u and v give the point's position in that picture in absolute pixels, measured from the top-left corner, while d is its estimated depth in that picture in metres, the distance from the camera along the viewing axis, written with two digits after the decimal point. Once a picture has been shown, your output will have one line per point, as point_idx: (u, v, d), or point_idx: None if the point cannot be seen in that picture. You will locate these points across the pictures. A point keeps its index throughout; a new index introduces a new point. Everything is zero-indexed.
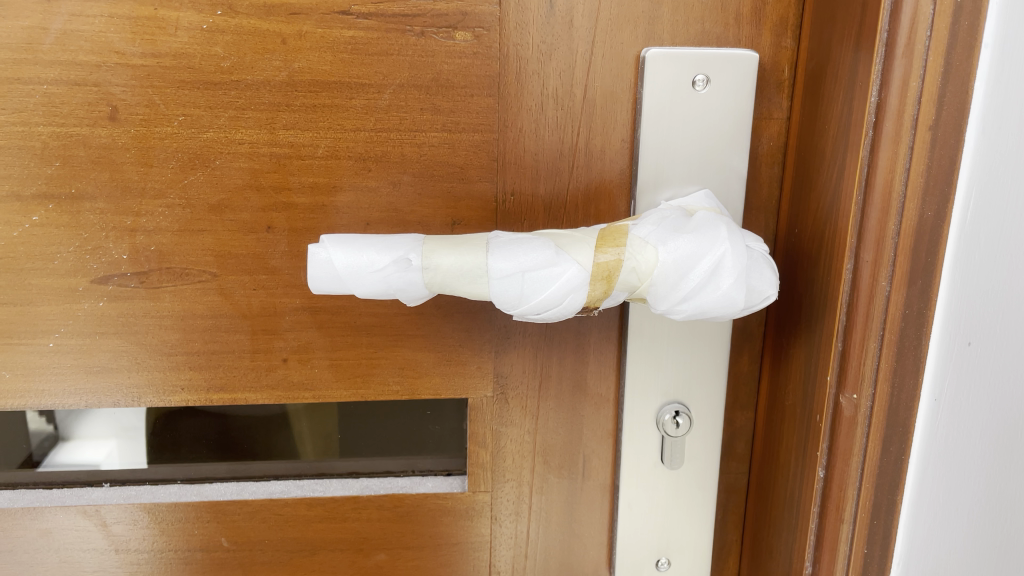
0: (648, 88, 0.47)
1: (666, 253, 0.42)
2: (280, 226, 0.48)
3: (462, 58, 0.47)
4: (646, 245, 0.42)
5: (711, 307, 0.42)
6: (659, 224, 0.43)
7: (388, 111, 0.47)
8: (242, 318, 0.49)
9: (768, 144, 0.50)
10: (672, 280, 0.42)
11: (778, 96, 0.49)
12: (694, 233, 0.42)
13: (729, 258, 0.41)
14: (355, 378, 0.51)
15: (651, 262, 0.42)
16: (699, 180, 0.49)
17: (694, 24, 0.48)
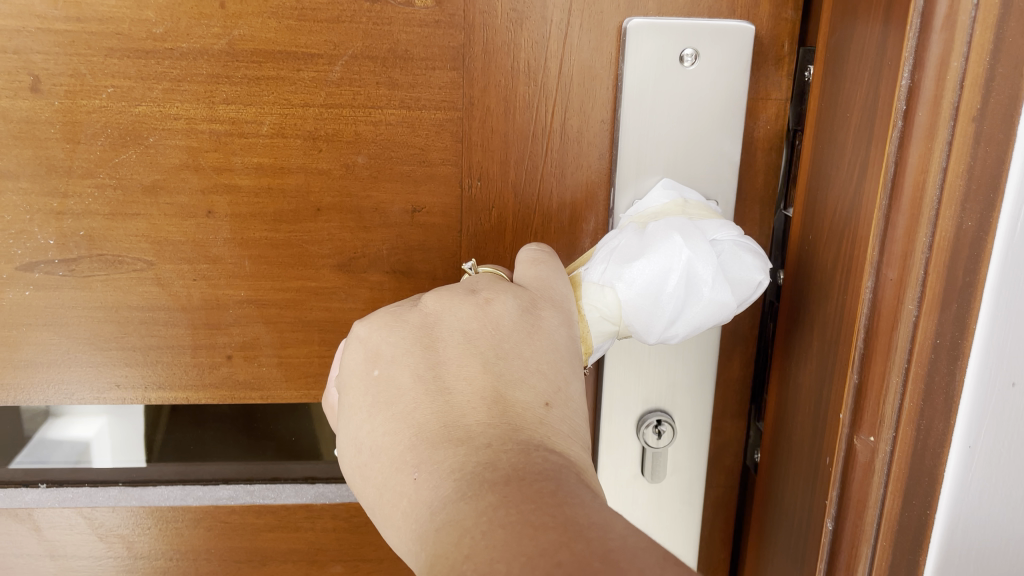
0: (629, 63, 0.42)
1: (624, 288, 0.37)
2: (221, 210, 0.44)
3: (422, 27, 0.42)
4: (603, 289, 0.38)
5: (701, 320, 0.37)
6: (609, 259, 0.38)
7: (340, 85, 0.42)
8: (181, 312, 0.45)
9: (765, 127, 0.45)
10: (642, 312, 0.37)
11: (777, 74, 0.44)
12: (644, 251, 0.37)
13: (697, 264, 0.36)
14: (306, 377, 0.47)
15: (616, 303, 0.38)
16: (684, 168, 0.44)
17: None
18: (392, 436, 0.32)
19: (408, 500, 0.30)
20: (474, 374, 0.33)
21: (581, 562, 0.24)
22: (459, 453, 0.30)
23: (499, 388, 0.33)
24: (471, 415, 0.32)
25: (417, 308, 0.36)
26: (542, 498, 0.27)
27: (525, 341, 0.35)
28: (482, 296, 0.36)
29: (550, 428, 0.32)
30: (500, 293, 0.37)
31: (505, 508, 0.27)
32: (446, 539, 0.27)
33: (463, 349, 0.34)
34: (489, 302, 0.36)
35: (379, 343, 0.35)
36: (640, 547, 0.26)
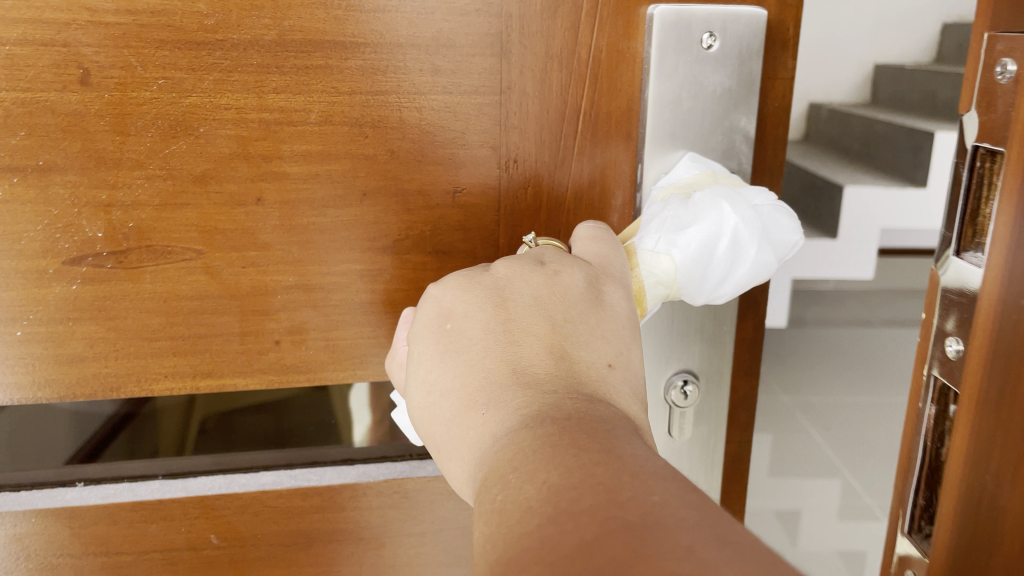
0: (656, 47, 0.46)
1: (679, 255, 0.40)
2: (270, 197, 0.45)
3: (463, 15, 0.44)
4: (658, 255, 0.41)
5: (746, 279, 0.41)
6: (660, 226, 0.41)
7: (385, 72, 0.44)
8: (229, 299, 0.46)
9: (774, 104, 0.49)
10: (693, 277, 0.41)
11: (783, 55, 0.48)
12: (694, 218, 0.40)
13: (743, 229, 0.40)
14: (352, 359, 0.48)
15: (672, 268, 0.41)
16: (705, 141, 0.48)
17: None
18: (457, 384, 0.35)
19: (474, 440, 0.33)
20: (539, 335, 0.36)
21: (609, 502, 0.25)
22: (520, 400, 0.33)
23: (566, 350, 0.35)
24: (535, 371, 0.34)
25: (489, 273, 0.39)
26: (590, 442, 0.29)
27: (589, 311, 0.37)
28: (550, 269, 0.39)
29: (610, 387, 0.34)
30: (567, 264, 0.39)
31: (557, 446, 0.29)
32: (502, 460, 0.30)
33: (529, 313, 0.36)
34: (558, 272, 0.38)
35: (452, 302, 0.38)
36: (674, 495, 0.26)
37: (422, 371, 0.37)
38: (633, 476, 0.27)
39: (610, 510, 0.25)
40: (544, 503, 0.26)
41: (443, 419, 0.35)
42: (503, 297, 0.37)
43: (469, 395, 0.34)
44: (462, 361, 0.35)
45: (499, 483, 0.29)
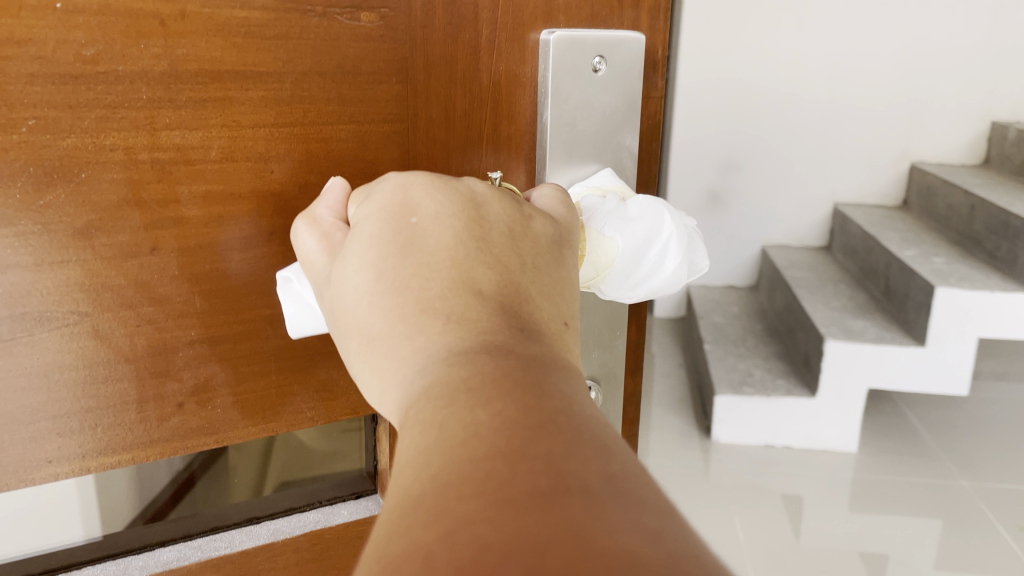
0: (553, 71, 0.47)
1: (624, 242, 0.42)
2: (168, 245, 0.40)
3: (368, 42, 0.42)
4: (605, 237, 0.42)
5: (659, 288, 0.44)
6: (610, 210, 0.43)
7: (290, 102, 0.41)
8: (124, 363, 0.40)
9: (647, 123, 0.52)
10: (627, 267, 0.43)
11: (654, 77, 0.52)
12: (640, 212, 0.43)
13: (676, 241, 0.43)
14: (264, 412, 0.45)
15: (612, 253, 0.43)
16: (596, 160, 0.50)
17: (584, 6, 0.48)
18: (403, 280, 0.33)
19: (421, 338, 0.32)
20: (503, 265, 0.35)
21: (568, 452, 0.24)
22: (479, 322, 0.31)
23: (526, 289, 0.35)
24: (496, 297, 0.33)
25: (463, 186, 0.37)
26: (552, 391, 0.28)
27: (548, 258, 0.37)
28: (525, 209, 0.38)
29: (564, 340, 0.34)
30: (537, 215, 0.39)
31: (520, 382, 0.27)
32: (458, 371, 0.29)
33: (498, 242, 0.36)
34: (530, 217, 0.38)
35: (422, 205, 0.36)
36: (629, 466, 0.25)
37: (367, 250, 0.35)
38: (592, 434, 0.26)
39: (566, 465, 0.23)
40: (499, 430, 0.25)
41: (379, 307, 0.34)
42: (479, 212, 0.36)
43: (419, 296, 0.33)
44: (417, 261, 0.34)
45: (447, 397, 0.27)
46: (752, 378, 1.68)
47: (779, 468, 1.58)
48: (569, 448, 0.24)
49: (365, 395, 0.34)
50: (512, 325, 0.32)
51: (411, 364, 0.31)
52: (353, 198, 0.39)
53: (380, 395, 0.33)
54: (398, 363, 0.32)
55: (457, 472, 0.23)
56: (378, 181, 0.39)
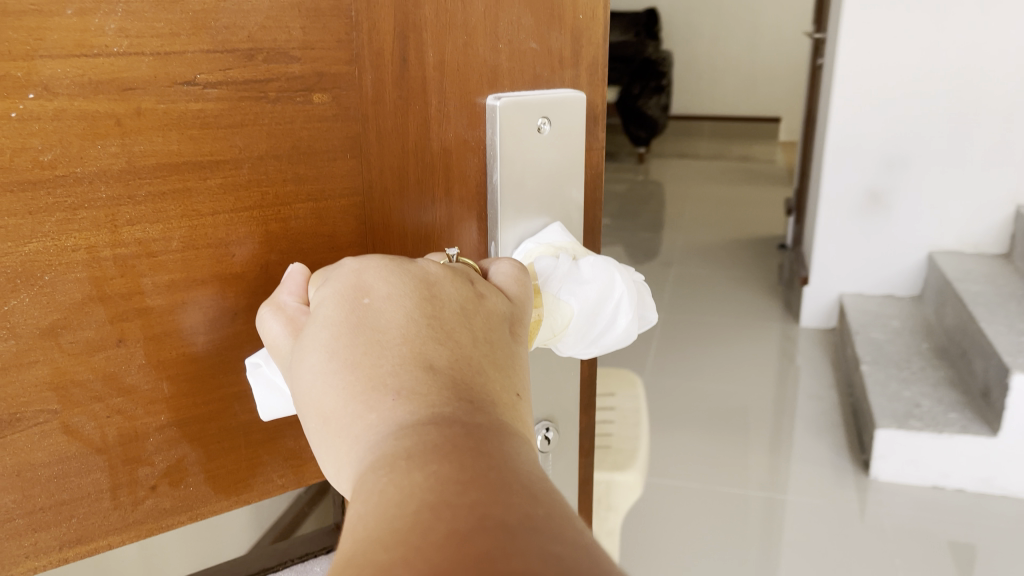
0: (502, 135, 0.49)
1: (577, 304, 0.46)
2: (134, 336, 0.40)
3: (321, 122, 0.43)
4: (560, 301, 0.46)
5: (611, 341, 0.48)
6: (563, 274, 0.46)
7: (248, 186, 0.42)
8: (96, 453, 0.41)
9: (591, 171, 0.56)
10: (581, 327, 0.47)
11: (596, 129, 0.56)
12: (593, 275, 0.46)
13: (626, 298, 0.47)
14: (234, 484, 0.46)
15: (568, 315, 0.46)
16: (544, 214, 0.53)
17: (528, 69, 0.50)
18: (355, 357, 0.33)
19: (375, 416, 0.32)
20: (456, 340, 0.35)
21: (500, 509, 0.25)
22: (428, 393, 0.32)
23: (482, 366, 0.35)
24: (450, 372, 0.33)
25: (417, 266, 0.38)
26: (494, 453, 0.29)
27: (503, 331, 0.38)
28: (476, 288, 0.39)
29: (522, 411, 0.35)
30: (492, 292, 0.40)
31: (461, 449, 0.29)
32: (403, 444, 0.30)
33: (451, 316, 0.36)
34: (484, 296, 0.39)
35: (374, 283, 0.36)
36: (566, 520, 0.26)
37: (319, 329, 0.35)
38: (529, 491, 0.27)
39: (501, 521, 0.25)
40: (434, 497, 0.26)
41: (333, 388, 0.33)
42: (432, 292, 0.37)
43: (373, 372, 0.33)
44: (370, 340, 0.34)
45: (388, 468, 0.29)
46: (922, 413, 1.91)
47: (947, 511, 1.77)
48: (504, 507, 0.26)
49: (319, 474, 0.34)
50: (464, 400, 0.32)
51: (364, 444, 0.31)
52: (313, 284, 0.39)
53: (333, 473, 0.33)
54: (351, 441, 0.32)
55: (396, 538, 0.25)
56: (335, 264, 0.39)
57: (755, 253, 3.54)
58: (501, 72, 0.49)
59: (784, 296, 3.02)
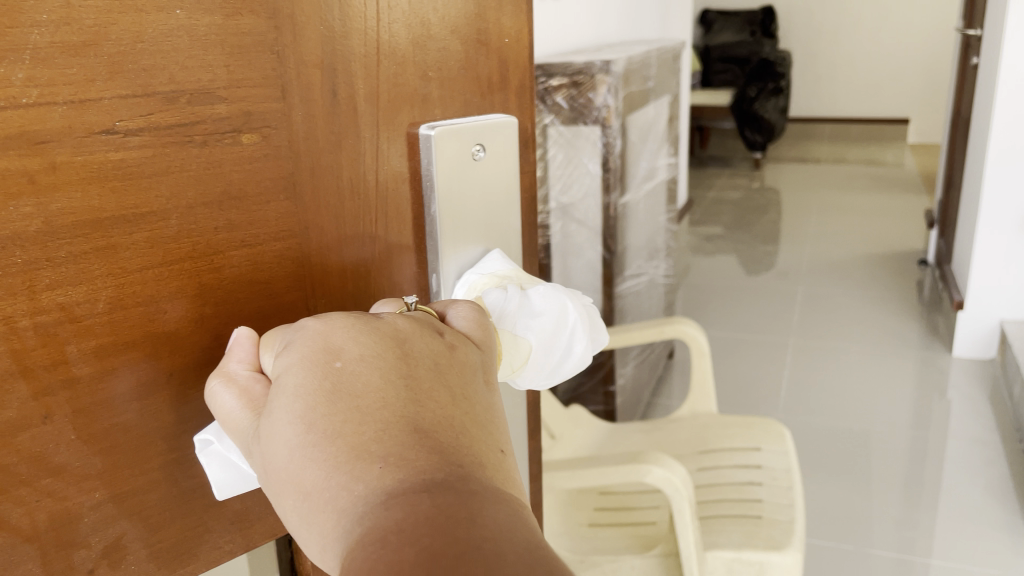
0: (438, 165, 0.48)
1: (532, 335, 0.46)
2: (61, 412, 0.37)
3: (251, 163, 0.41)
4: (515, 335, 0.45)
5: (573, 366, 0.48)
6: (513, 308, 0.46)
7: (179, 237, 0.39)
8: (26, 543, 0.37)
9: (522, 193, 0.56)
10: (542, 356, 0.46)
11: (526, 153, 0.56)
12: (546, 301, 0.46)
13: (578, 320, 0.47)
14: (178, 559, 0.43)
15: (527, 349, 0.46)
16: (483, 241, 0.53)
17: (457, 96, 0.50)
18: (332, 425, 0.34)
19: (359, 486, 0.32)
20: (431, 400, 0.36)
21: None
22: (407, 457, 0.33)
23: (462, 423, 0.36)
24: (433, 435, 0.35)
25: (384, 322, 0.39)
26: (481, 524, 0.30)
27: (473, 382, 0.39)
28: (447, 339, 0.40)
29: (500, 465, 0.36)
30: (459, 339, 0.41)
31: (449, 522, 0.30)
32: (388, 518, 0.31)
33: (423, 374, 0.37)
34: (452, 347, 0.40)
35: (343, 342, 0.37)
36: None
37: (290, 396, 0.36)
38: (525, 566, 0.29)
39: None
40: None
41: (310, 460, 0.34)
42: (406, 353, 0.38)
43: (353, 442, 0.33)
44: (346, 408, 0.35)
45: (378, 546, 0.30)
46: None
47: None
48: None
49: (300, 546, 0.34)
50: (450, 463, 0.33)
51: (353, 512, 0.32)
52: (269, 347, 0.39)
53: (311, 541, 0.34)
54: (334, 514, 0.33)
55: None
56: (295, 325, 0.39)
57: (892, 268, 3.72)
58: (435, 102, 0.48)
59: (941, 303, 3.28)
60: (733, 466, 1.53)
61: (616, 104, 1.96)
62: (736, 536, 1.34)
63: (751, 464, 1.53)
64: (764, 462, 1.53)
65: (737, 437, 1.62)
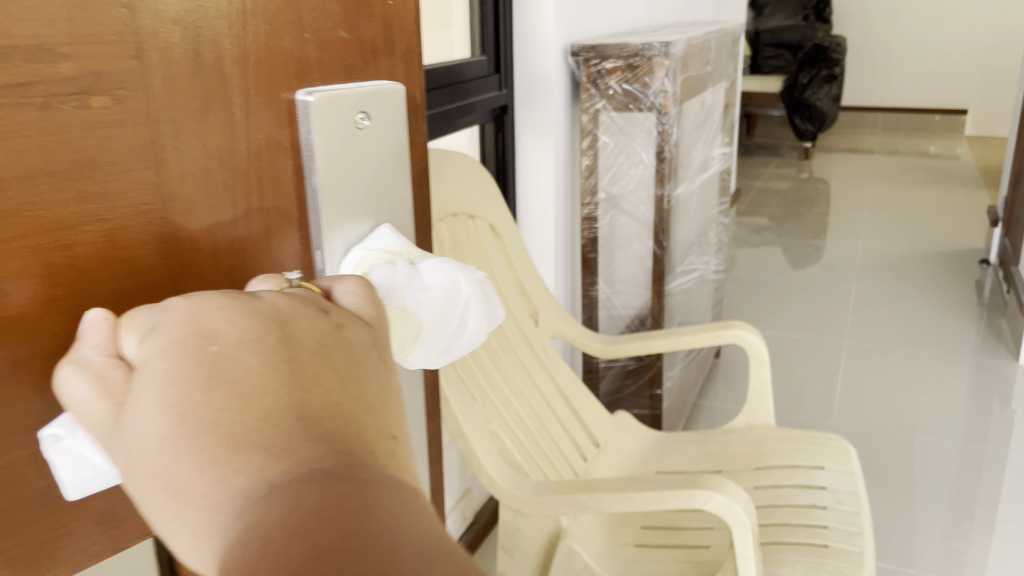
0: (320, 120, 0.69)
1: (423, 314, 0.73)
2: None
3: (103, 124, 0.52)
4: (412, 313, 0.72)
5: (452, 335, 0.77)
6: (412, 292, 0.73)
7: (19, 211, 0.49)
8: None
9: (369, 167, 0.77)
10: (429, 327, 0.74)
11: (380, 131, 0.78)
12: (433, 278, 0.75)
13: (452, 301, 0.75)
14: (43, 557, 0.55)
15: (418, 326, 0.72)
16: (353, 206, 0.76)
17: (330, 77, 0.71)
18: (211, 416, 0.43)
19: (241, 476, 0.42)
20: (304, 381, 0.47)
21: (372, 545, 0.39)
22: (277, 444, 0.43)
23: (347, 406, 0.48)
24: (321, 424, 0.45)
25: (259, 302, 0.50)
26: (354, 492, 0.42)
27: (351, 355, 0.52)
28: (331, 318, 0.53)
29: (394, 444, 0.49)
30: (346, 318, 0.54)
31: (336, 495, 0.41)
32: (263, 508, 0.40)
33: (301, 354, 0.48)
34: (337, 323, 0.53)
35: (211, 329, 0.46)
36: (424, 545, 0.41)
37: (159, 387, 0.44)
38: (402, 533, 0.41)
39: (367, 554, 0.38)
40: (318, 543, 0.38)
41: (184, 453, 0.42)
42: (290, 342, 0.48)
43: (235, 434, 0.43)
44: (222, 396, 0.44)
45: (257, 524, 0.40)
46: None
47: None
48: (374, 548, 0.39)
49: (173, 531, 0.43)
50: (338, 454, 0.44)
51: (242, 496, 0.41)
52: (133, 331, 0.48)
53: (188, 529, 0.43)
54: (212, 508, 0.42)
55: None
56: (159, 312, 0.48)
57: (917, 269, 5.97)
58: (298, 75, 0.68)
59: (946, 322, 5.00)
60: (802, 486, 2.23)
61: (669, 90, 2.81)
62: (802, 568, 1.92)
63: (813, 464, 2.32)
64: (829, 483, 2.23)
65: (801, 456, 2.36)
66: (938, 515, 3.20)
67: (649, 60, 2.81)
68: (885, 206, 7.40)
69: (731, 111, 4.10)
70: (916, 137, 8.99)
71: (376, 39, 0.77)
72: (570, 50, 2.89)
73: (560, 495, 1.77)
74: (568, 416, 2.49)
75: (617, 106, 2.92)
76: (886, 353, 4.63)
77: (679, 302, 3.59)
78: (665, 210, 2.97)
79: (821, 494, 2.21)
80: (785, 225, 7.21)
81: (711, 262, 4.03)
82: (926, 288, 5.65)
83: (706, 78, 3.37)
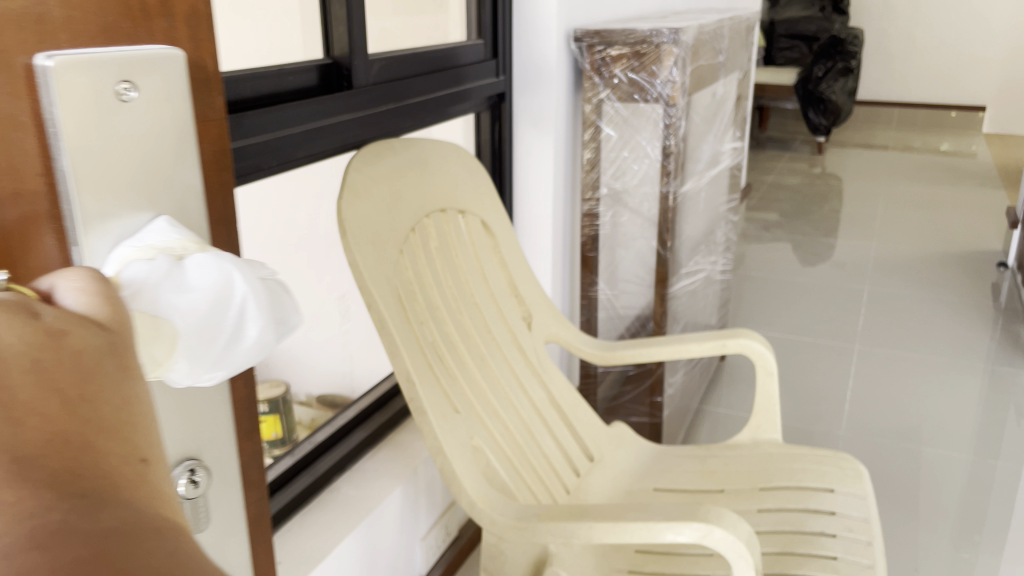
0: (58, 92, 0.75)
1: (181, 326, 0.78)
2: None
3: None
4: (168, 325, 0.77)
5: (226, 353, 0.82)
6: (172, 299, 0.78)
7: None
8: None
9: (132, 135, 0.83)
10: (190, 340, 0.79)
11: (145, 106, 0.84)
12: (200, 281, 0.80)
13: (222, 315, 0.80)
14: None
15: (171, 337, 0.77)
16: (112, 178, 0.82)
17: (78, 48, 0.77)
18: None
19: None
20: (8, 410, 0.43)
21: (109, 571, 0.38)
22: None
23: (74, 430, 0.45)
24: (41, 465, 0.42)
25: None
26: (103, 523, 0.41)
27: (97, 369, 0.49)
28: (43, 323, 0.48)
29: (141, 468, 0.47)
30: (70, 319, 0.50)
31: (66, 534, 0.39)
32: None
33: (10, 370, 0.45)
34: (49, 319, 0.49)
35: None
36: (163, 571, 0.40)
37: None
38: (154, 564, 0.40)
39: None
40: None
41: None
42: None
43: None
44: None
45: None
46: None
47: None
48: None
49: None
50: (70, 497, 0.41)
51: None
52: None
53: None
54: None
55: None
56: None
57: (932, 272, 5.82)
58: (37, 34, 0.73)
59: (962, 330, 4.85)
60: (812, 512, 2.10)
61: (678, 79, 2.64)
62: None
63: (824, 488, 2.19)
64: (838, 507, 2.11)
65: (810, 479, 2.23)
66: (948, 533, 3.06)
67: (657, 47, 2.63)
68: (899, 204, 7.22)
69: (743, 104, 3.92)
70: (935, 134, 8.78)
71: (137, 10, 0.83)
72: (574, 35, 2.72)
73: (545, 522, 1.63)
74: (562, 430, 2.33)
75: (621, 96, 2.74)
76: (896, 358, 4.49)
77: (684, 304, 3.44)
78: (670, 208, 2.81)
79: (831, 520, 2.08)
80: (795, 221, 7.04)
81: (718, 261, 3.88)
82: (940, 290, 5.49)
83: (717, 68, 3.18)
